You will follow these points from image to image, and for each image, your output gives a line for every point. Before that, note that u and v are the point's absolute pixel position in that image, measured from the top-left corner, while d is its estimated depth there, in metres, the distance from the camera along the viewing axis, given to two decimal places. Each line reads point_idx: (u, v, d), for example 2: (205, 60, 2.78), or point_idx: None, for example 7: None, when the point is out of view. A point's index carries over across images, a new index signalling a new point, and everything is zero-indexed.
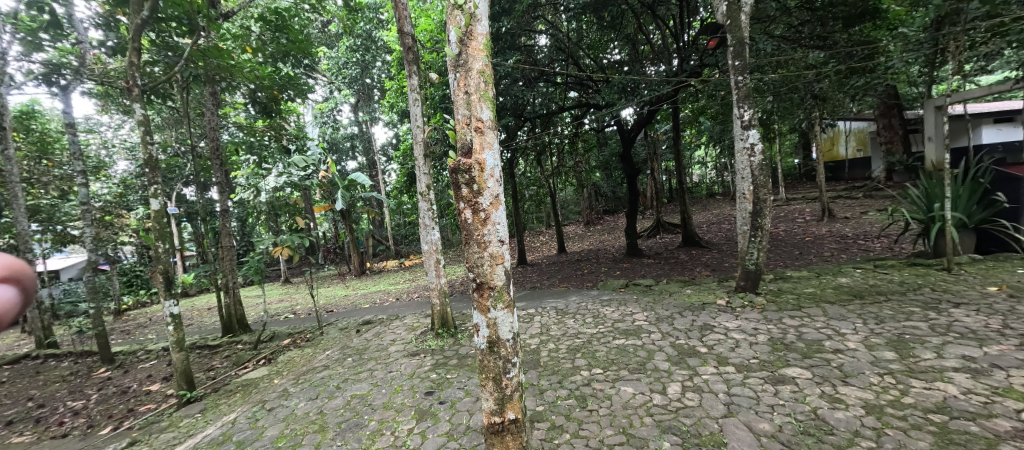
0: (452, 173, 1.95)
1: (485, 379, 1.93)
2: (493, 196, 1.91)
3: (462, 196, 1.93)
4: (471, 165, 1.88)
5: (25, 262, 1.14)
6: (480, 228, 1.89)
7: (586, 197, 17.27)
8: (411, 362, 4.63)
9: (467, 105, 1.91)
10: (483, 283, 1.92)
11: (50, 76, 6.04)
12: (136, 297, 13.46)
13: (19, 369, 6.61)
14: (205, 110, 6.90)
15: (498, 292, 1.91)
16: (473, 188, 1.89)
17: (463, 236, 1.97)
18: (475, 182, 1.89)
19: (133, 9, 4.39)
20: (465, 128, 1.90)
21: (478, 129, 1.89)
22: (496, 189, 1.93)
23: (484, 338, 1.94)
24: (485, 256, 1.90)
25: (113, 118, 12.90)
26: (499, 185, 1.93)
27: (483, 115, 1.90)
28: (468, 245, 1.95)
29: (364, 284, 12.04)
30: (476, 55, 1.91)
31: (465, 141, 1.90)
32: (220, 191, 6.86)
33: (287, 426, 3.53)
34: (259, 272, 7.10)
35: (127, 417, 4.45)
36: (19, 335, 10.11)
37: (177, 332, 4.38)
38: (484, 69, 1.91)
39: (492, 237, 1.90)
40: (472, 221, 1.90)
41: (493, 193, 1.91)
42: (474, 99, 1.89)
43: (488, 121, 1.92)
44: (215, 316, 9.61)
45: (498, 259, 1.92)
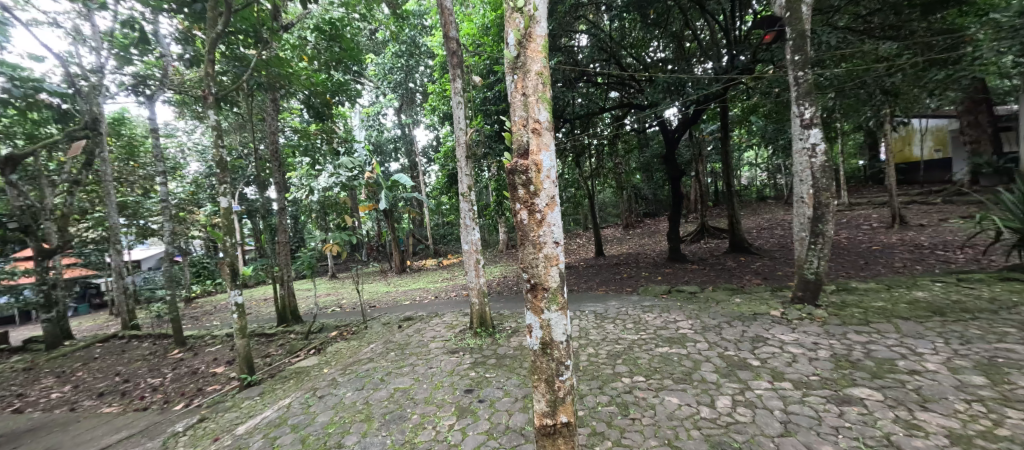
0: (508, 175, 1.95)
1: (538, 381, 1.93)
2: (550, 198, 1.90)
3: (518, 197, 1.92)
4: (528, 166, 1.88)
5: None
6: (537, 229, 1.89)
7: (626, 200, 16.84)
8: (451, 359, 4.72)
9: (525, 107, 1.92)
10: (537, 284, 1.91)
11: (138, 86, 6.86)
12: (203, 286, 14.73)
13: (106, 348, 7.38)
14: (267, 116, 7.43)
15: (552, 293, 1.90)
16: (530, 189, 1.88)
17: (519, 237, 1.98)
18: (532, 183, 1.88)
19: (209, 24, 4.80)
20: (522, 130, 1.91)
21: (535, 130, 1.90)
22: (552, 190, 1.91)
23: (538, 339, 1.93)
24: (540, 257, 1.90)
25: (188, 125, 14.16)
26: (555, 186, 1.92)
27: (541, 116, 1.90)
28: (523, 245, 1.95)
29: (404, 282, 12.49)
30: (534, 57, 1.91)
31: (522, 142, 1.91)
32: (279, 191, 7.40)
33: (336, 413, 3.72)
34: (311, 267, 7.54)
35: (197, 396, 4.86)
36: (108, 318, 11.36)
37: (240, 321, 4.72)
38: (541, 71, 1.91)
39: (548, 238, 1.89)
40: (529, 221, 1.90)
41: (549, 194, 1.90)
42: (532, 101, 1.90)
43: (545, 123, 1.91)
44: (270, 306, 10.30)
45: (552, 261, 1.91)
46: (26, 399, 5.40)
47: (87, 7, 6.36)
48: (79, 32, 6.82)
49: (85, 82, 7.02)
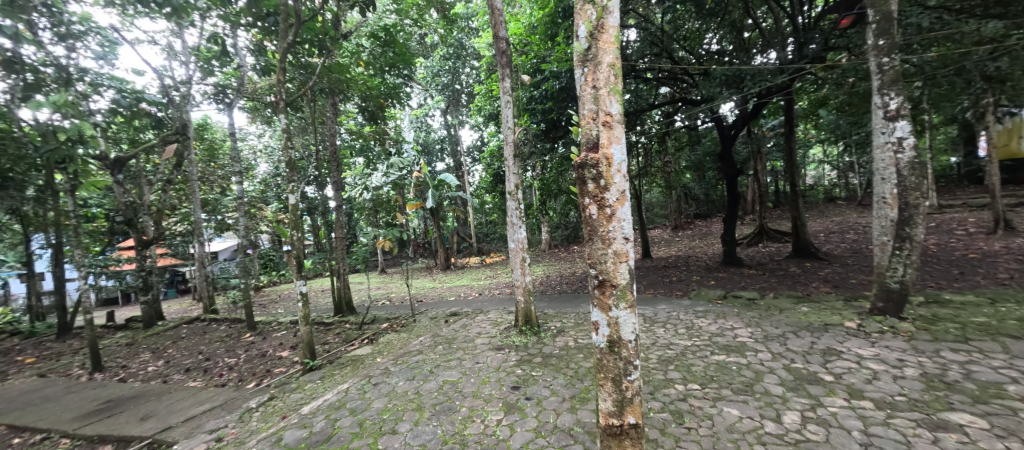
0: (577, 170, 1.94)
1: (604, 379, 1.90)
2: (620, 192, 1.85)
3: (587, 192, 1.90)
4: (599, 160, 1.85)
5: None
6: (606, 224, 1.86)
7: (676, 200, 16.13)
8: (497, 355, 4.77)
9: (596, 100, 1.91)
10: (606, 281, 1.88)
11: (219, 95, 7.60)
12: (269, 276, 16.00)
13: (190, 329, 8.22)
14: (327, 120, 7.91)
15: (621, 291, 1.86)
16: (600, 183, 1.86)
17: (587, 232, 1.95)
18: (602, 177, 1.85)
19: (280, 37, 5.16)
20: (592, 123, 1.90)
21: (606, 123, 1.87)
22: (623, 184, 1.87)
23: (605, 337, 1.89)
24: (609, 253, 1.86)
25: (258, 129, 15.40)
26: (626, 181, 1.87)
27: (612, 108, 1.87)
28: (591, 241, 1.93)
29: (449, 278, 12.81)
30: (606, 48, 1.88)
31: (592, 136, 1.89)
32: (336, 190, 7.84)
33: (390, 401, 3.89)
34: (364, 262, 7.94)
35: (266, 376, 5.29)
36: (192, 303, 12.68)
37: (304, 309, 5.06)
38: (614, 62, 1.87)
39: (617, 234, 1.85)
40: (598, 217, 1.88)
41: (620, 188, 1.85)
42: (603, 94, 1.87)
43: (617, 115, 1.87)
44: (327, 297, 10.97)
45: (622, 258, 1.86)
46: (128, 370, 6.14)
47: (178, 27, 7.14)
48: (173, 48, 7.67)
49: (177, 93, 7.90)
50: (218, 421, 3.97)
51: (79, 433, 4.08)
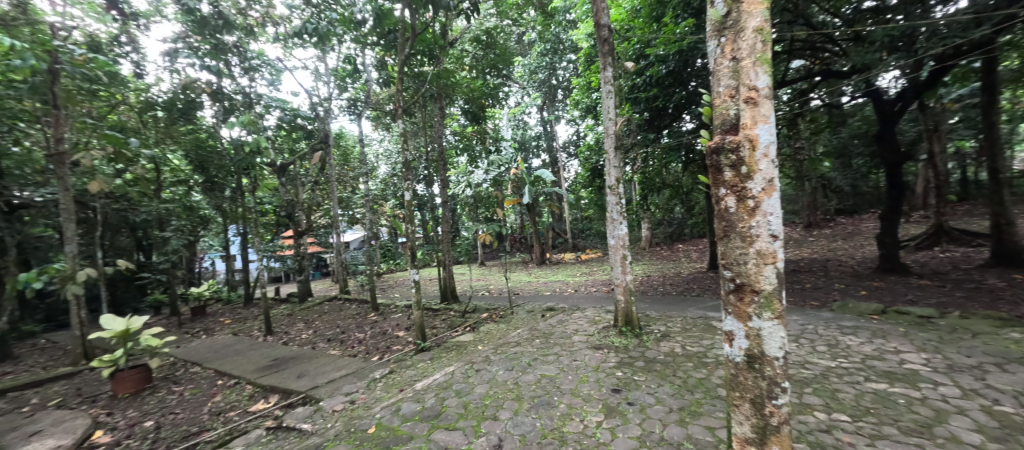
0: (712, 155, 1.80)
1: (740, 399, 1.76)
2: (767, 181, 1.67)
3: (724, 181, 1.76)
4: (741, 142, 1.69)
5: (125, 391, 5.04)
6: (748, 218, 1.70)
7: (810, 195, 13.75)
8: (595, 355, 4.59)
9: (736, 74, 1.74)
10: (745, 286, 1.71)
11: (352, 107, 8.73)
12: (388, 264, 17.95)
13: (330, 306, 9.64)
14: (435, 123, 8.49)
15: (765, 298, 1.67)
16: (741, 170, 1.70)
17: (723, 227, 1.81)
18: (744, 163, 1.69)
19: (398, 52, 5.66)
20: (731, 101, 1.75)
21: (750, 100, 1.69)
22: (770, 171, 1.67)
23: (742, 351, 1.74)
24: (751, 253, 1.70)
25: (380, 135, 17.30)
26: (774, 167, 1.67)
27: (758, 82, 1.67)
28: (728, 237, 1.78)
29: (546, 273, 12.84)
30: (752, 10, 1.68)
31: (732, 116, 1.74)
32: (442, 188, 8.36)
33: (491, 388, 4.01)
34: (467, 254, 8.34)
35: (386, 352, 5.90)
36: (329, 284, 14.87)
37: (416, 295, 5.51)
38: (761, 25, 1.66)
39: (761, 230, 1.68)
40: (737, 210, 1.72)
41: (766, 176, 1.67)
42: (747, 65, 1.69)
43: (764, 88, 1.67)
44: (434, 286, 11.87)
45: (769, 258, 1.68)
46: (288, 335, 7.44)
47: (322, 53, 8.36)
48: (318, 72, 9.04)
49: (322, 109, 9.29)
50: (352, 386, 4.53)
51: (256, 382, 5.04)
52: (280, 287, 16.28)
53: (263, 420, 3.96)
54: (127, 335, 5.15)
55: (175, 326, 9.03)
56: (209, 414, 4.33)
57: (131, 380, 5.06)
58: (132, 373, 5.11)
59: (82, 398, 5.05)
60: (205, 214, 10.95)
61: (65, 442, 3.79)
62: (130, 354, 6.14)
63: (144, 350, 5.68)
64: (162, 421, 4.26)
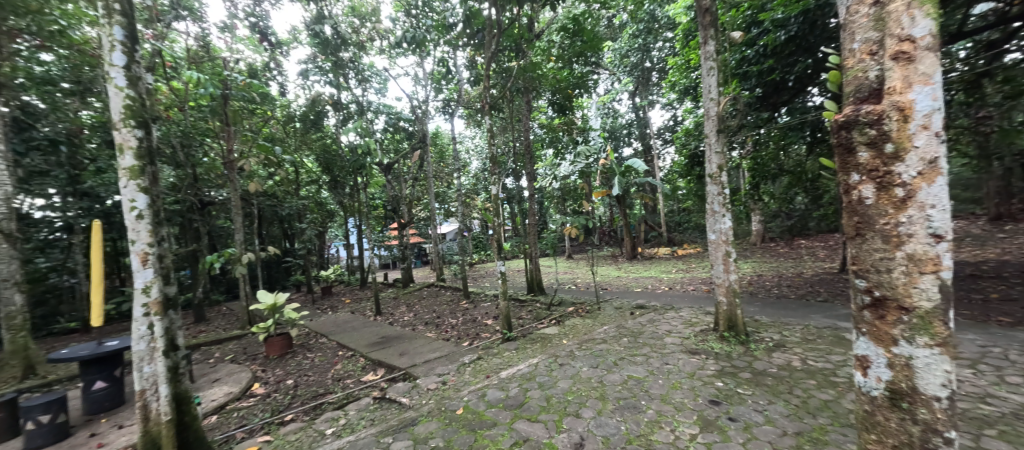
0: (845, 133, 1.57)
1: (877, 440, 1.53)
2: (925, 162, 1.38)
3: (862, 165, 1.51)
4: (884, 113, 1.43)
5: (274, 354, 5.98)
6: (894, 212, 1.43)
7: (1000, 179, 10.68)
8: (690, 360, 4.19)
9: (883, 28, 1.48)
10: (889, 299, 1.45)
11: (446, 107, 9.19)
12: (478, 255, 18.71)
13: (426, 292, 10.36)
14: (522, 116, 8.52)
15: (919, 314, 1.39)
16: (886, 149, 1.44)
17: (858, 222, 1.55)
18: (890, 141, 1.43)
19: (486, 49, 5.75)
20: (873, 59, 1.50)
21: (904, 57, 1.41)
22: (930, 149, 1.38)
23: (882, 382, 1.50)
24: (899, 257, 1.42)
25: (472, 132, 18.03)
26: (938, 143, 1.38)
27: (917, 33, 1.40)
28: (866, 234, 1.52)
29: (636, 268, 12.18)
30: None
31: (874, 81, 1.49)
32: (530, 181, 8.35)
33: (574, 384, 3.89)
34: (553, 247, 8.22)
35: (475, 339, 6.12)
36: (426, 272, 16.00)
37: (503, 285, 5.61)
38: None
39: (915, 226, 1.40)
40: (878, 201, 1.47)
41: (924, 156, 1.38)
42: (899, 16, 1.43)
43: (924, 40, 1.39)
44: (522, 277, 12.04)
45: (928, 266, 1.38)
46: (393, 316, 8.18)
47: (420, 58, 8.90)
48: (417, 76, 9.69)
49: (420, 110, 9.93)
50: (444, 368, 4.78)
51: (368, 356, 5.59)
52: (386, 273, 18.04)
53: (371, 389, 4.36)
54: (275, 307, 6.17)
55: (310, 303, 10.57)
56: (332, 379, 4.92)
57: (277, 344, 6.00)
58: (279, 339, 6.06)
59: (246, 356, 6.18)
60: (330, 207, 12.61)
61: (236, 390, 4.64)
62: (280, 324, 7.32)
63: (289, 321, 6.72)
64: (299, 381, 4.92)
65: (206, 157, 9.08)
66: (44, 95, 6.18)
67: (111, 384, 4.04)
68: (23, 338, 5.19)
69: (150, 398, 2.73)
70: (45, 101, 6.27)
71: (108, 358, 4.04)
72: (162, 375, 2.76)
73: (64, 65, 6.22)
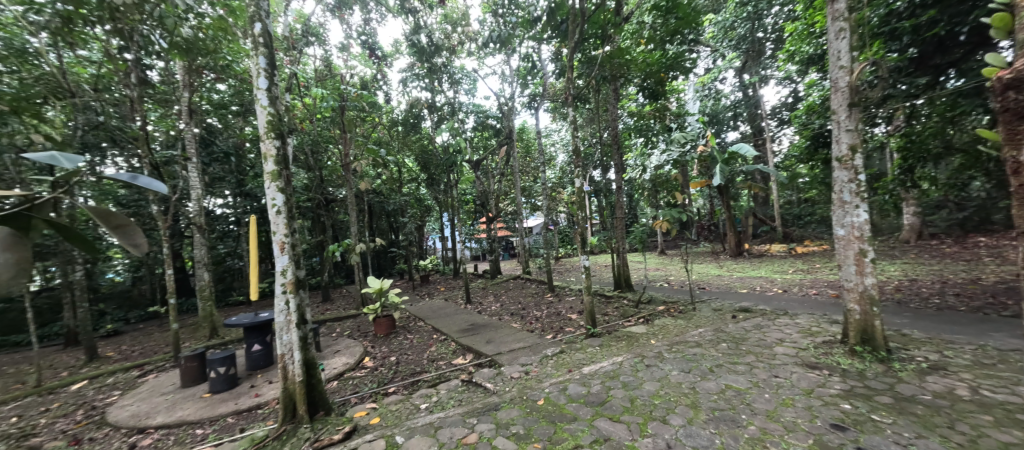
0: (1000, 107, 1.44)
1: None
2: None
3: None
4: None
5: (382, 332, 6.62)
6: None
7: None
8: (807, 375, 3.60)
9: None
10: None
11: (532, 101, 9.20)
12: (565, 249, 18.58)
13: (512, 284, 10.58)
14: (609, 105, 8.17)
15: None
16: None
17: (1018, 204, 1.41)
18: None
19: (570, 37, 5.60)
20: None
21: None
22: None
23: None
24: None
25: (558, 125, 17.79)
26: None
27: None
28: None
29: (740, 267, 10.98)
30: None
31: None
32: (617, 172, 7.99)
33: (662, 387, 3.61)
34: (643, 241, 7.71)
35: (558, 332, 6.03)
36: (513, 265, 16.34)
37: (587, 280, 5.45)
38: None
39: None
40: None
41: None
42: None
43: None
44: (610, 273, 11.65)
45: None
46: (480, 305, 8.49)
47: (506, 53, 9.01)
48: (504, 73, 9.85)
49: (506, 105, 10.07)
50: (527, 358, 4.79)
51: (457, 341, 5.85)
52: (476, 264, 18.86)
53: (458, 372, 4.55)
54: (382, 292, 6.81)
55: (409, 289, 11.50)
56: (428, 359, 5.26)
57: (384, 324, 6.62)
58: (386, 319, 6.68)
59: (359, 332, 6.93)
60: (425, 201, 13.52)
61: (351, 361, 5.23)
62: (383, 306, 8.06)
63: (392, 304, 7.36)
64: (401, 359, 5.35)
65: (328, 161, 10.39)
66: (221, 117, 8.54)
67: (266, 347, 4.81)
68: (209, 306, 6.83)
69: (288, 360, 3.22)
70: (222, 121, 8.68)
71: (264, 326, 4.83)
72: (297, 343, 3.21)
73: (232, 91, 8.27)
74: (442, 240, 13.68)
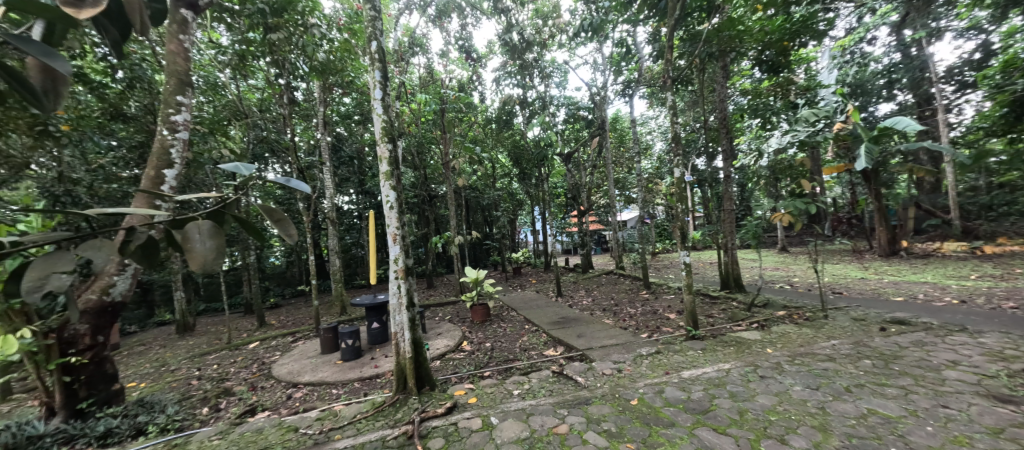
0: None
1: None
2: None
3: None
4: None
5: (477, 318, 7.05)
6: None
7: None
8: (987, 409, 2.94)
9: None
10: None
11: (626, 89, 8.81)
12: (663, 244, 17.55)
13: (606, 279, 10.38)
14: (717, 85, 7.46)
15: None
16: None
17: None
18: None
19: (670, 18, 5.26)
20: None
21: None
22: None
23: None
24: None
25: (655, 112, 16.70)
26: None
27: None
28: None
29: (887, 268, 9.24)
30: None
31: None
32: (725, 160, 7.28)
33: (780, 403, 3.27)
34: (757, 237, 6.87)
35: (656, 332, 5.78)
36: (607, 259, 15.98)
37: (687, 278, 5.15)
38: None
39: None
40: None
41: None
42: None
43: None
44: (716, 270, 10.72)
45: None
46: (572, 299, 8.52)
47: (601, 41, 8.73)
48: (597, 62, 9.60)
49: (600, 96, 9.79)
50: (620, 356, 4.71)
51: (550, 333, 5.98)
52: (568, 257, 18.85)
53: (552, 364, 4.67)
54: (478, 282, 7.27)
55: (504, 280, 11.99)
56: (520, 348, 5.49)
57: (479, 312, 7.05)
58: (481, 307, 7.12)
59: (458, 319, 7.48)
60: (518, 196, 13.90)
61: (451, 344, 5.70)
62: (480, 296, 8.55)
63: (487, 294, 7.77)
64: (495, 345, 5.67)
65: (430, 160, 11.32)
66: (346, 125, 10.05)
67: (383, 325, 5.51)
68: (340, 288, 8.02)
69: (400, 338, 3.65)
70: (347, 129, 10.21)
71: (380, 308, 5.52)
72: (407, 323, 3.63)
73: (355, 103, 9.64)
74: (534, 234, 13.95)
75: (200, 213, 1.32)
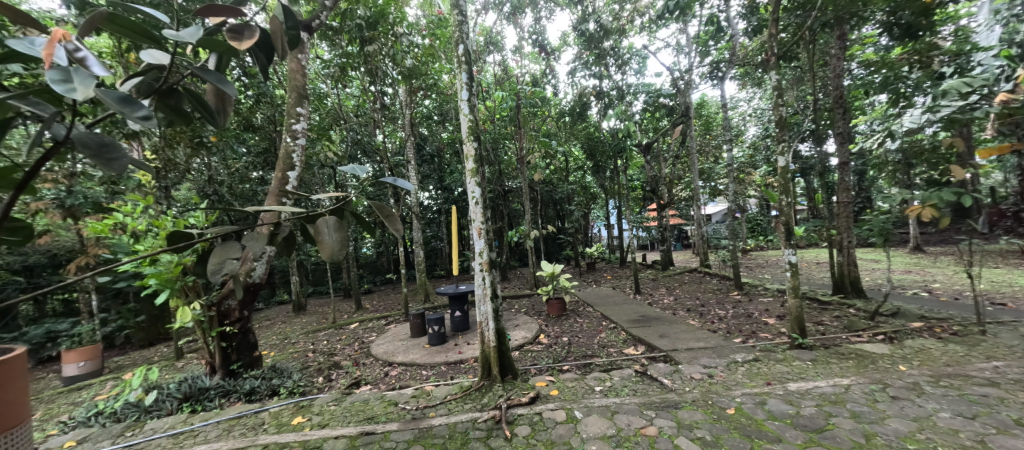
0: None
1: None
2: None
3: None
4: None
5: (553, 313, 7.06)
6: None
7: None
8: None
9: None
10: None
11: (715, 71, 8.10)
12: (757, 241, 15.92)
13: (691, 277, 9.72)
14: (831, 58, 6.48)
15: None
16: None
17: None
18: None
19: None
20: None
21: None
22: None
23: None
24: None
25: (749, 94, 15.09)
26: None
27: None
28: None
29: None
30: None
31: None
32: (840, 144, 6.33)
33: (920, 430, 2.78)
34: (882, 235, 5.86)
35: (752, 337, 5.26)
36: (692, 256, 14.94)
37: (793, 279, 4.58)
38: None
39: None
40: None
41: None
42: None
43: None
44: (824, 272, 9.44)
45: None
46: (652, 297, 8.13)
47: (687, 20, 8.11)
48: (681, 44, 8.95)
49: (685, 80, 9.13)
50: (710, 360, 4.38)
51: (630, 331, 5.78)
52: (647, 253, 18.01)
53: (634, 363, 4.51)
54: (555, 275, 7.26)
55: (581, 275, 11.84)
56: (598, 345, 5.39)
57: (556, 306, 7.05)
58: (557, 301, 7.11)
59: (534, 311, 7.57)
60: (594, 189, 13.56)
61: (529, 336, 5.79)
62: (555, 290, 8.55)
63: (563, 289, 7.74)
64: (572, 340, 5.63)
65: (505, 155, 11.56)
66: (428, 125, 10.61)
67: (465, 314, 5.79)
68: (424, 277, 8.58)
69: (485, 328, 3.81)
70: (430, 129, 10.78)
71: (461, 297, 5.79)
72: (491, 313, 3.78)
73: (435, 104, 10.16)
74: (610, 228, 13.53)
75: (327, 210, 1.48)
